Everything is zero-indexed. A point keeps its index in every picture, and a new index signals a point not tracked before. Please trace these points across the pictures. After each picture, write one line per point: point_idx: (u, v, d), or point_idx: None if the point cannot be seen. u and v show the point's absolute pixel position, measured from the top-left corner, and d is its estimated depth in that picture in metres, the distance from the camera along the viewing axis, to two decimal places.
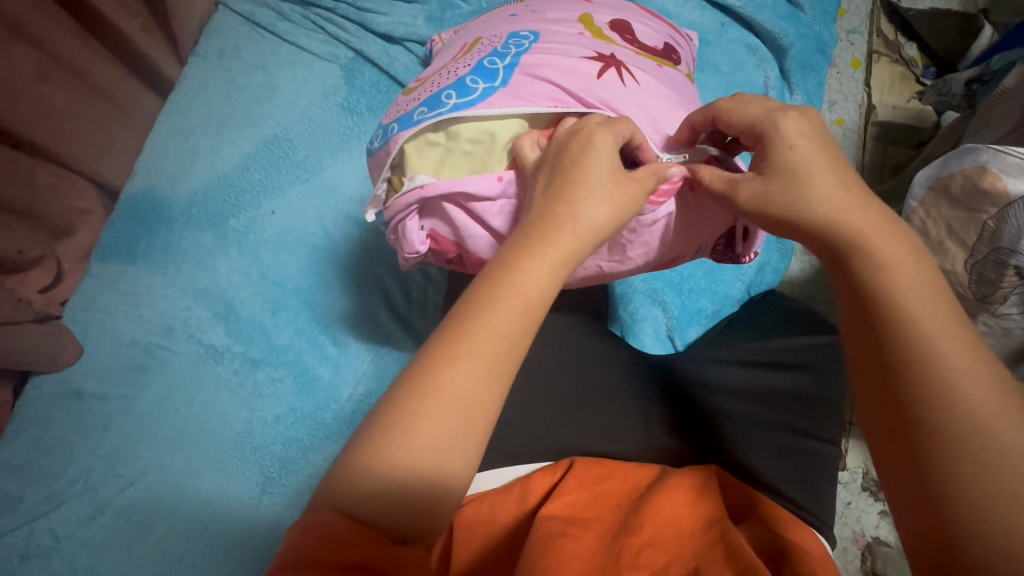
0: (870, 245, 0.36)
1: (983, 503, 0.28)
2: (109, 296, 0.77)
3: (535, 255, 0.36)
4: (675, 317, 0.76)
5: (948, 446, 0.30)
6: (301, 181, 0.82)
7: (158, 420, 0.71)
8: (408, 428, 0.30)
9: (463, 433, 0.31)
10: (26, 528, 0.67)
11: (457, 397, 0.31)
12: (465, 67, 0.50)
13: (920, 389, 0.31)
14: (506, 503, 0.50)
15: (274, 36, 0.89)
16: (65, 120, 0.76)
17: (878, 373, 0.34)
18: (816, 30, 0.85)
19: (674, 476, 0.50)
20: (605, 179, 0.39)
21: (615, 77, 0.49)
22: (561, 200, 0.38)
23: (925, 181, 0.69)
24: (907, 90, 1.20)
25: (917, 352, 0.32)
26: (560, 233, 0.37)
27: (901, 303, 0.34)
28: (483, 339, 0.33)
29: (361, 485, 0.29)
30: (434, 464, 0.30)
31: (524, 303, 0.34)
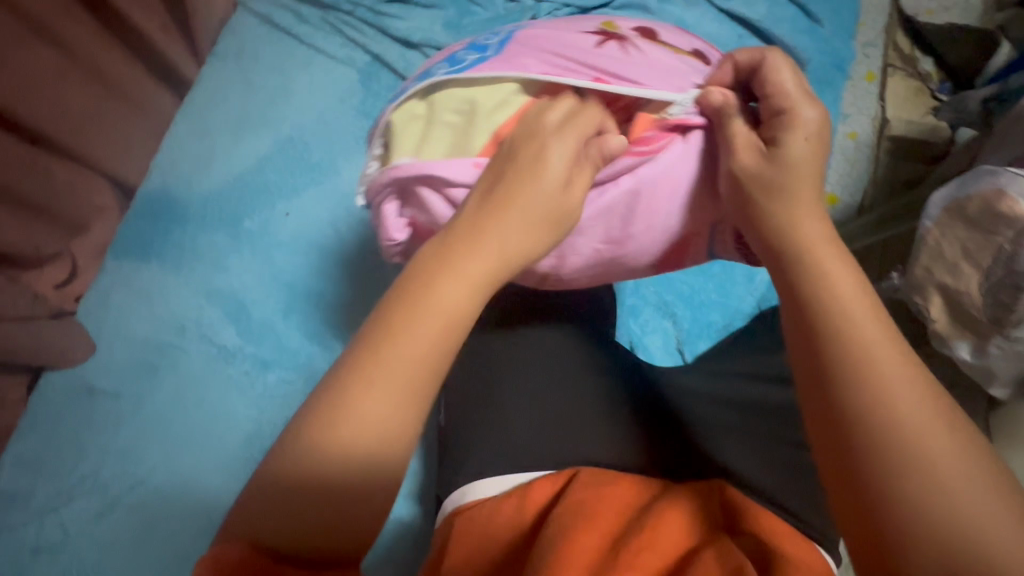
0: (818, 255, 0.40)
1: (911, 494, 0.31)
2: (123, 293, 0.78)
3: (447, 280, 0.37)
4: (685, 330, 0.76)
5: (879, 456, 0.33)
6: (316, 183, 0.82)
7: (169, 419, 0.72)
8: (317, 449, 0.33)
9: (362, 461, 0.33)
10: (36, 522, 0.68)
11: (362, 418, 0.33)
12: (462, 46, 0.52)
13: (857, 400, 0.34)
14: (505, 509, 0.50)
15: (292, 37, 0.90)
16: (83, 118, 0.77)
17: (818, 379, 0.36)
18: (835, 46, 0.85)
19: (674, 490, 0.49)
20: (533, 187, 0.40)
21: (618, 47, 0.48)
22: (491, 203, 0.40)
23: (941, 202, 0.69)
24: (921, 105, 1.20)
25: (859, 361, 0.35)
26: (502, 233, 0.39)
27: (842, 308, 0.37)
28: (395, 361, 0.35)
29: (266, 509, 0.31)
30: (329, 490, 0.32)
31: (441, 327, 0.36)
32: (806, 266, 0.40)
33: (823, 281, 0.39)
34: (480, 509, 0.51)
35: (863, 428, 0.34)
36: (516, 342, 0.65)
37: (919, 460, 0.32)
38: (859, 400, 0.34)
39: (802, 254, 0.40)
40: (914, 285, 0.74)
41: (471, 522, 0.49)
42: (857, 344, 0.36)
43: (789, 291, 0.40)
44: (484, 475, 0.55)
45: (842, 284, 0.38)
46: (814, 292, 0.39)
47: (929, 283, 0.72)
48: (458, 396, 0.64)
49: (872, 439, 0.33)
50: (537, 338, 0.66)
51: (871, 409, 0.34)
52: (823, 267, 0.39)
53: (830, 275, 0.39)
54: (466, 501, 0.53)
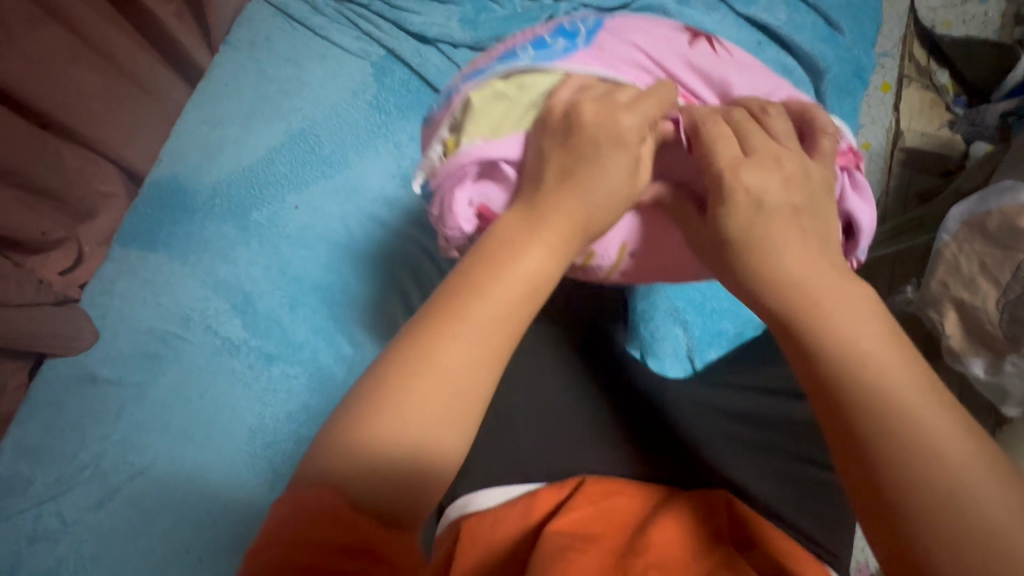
0: (822, 299, 0.34)
1: (928, 501, 0.29)
2: (128, 282, 0.77)
3: (529, 243, 0.36)
4: (696, 337, 0.75)
5: (924, 525, 0.29)
6: (327, 176, 0.81)
7: (171, 410, 0.71)
8: (398, 403, 0.31)
9: (447, 418, 0.32)
10: (34, 510, 0.67)
11: (441, 373, 0.32)
12: (544, 29, 0.49)
13: (892, 463, 0.30)
14: (511, 516, 0.49)
15: (307, 29, 0.89)
16: (94, 103, 0.76)
17: (845, 437, 0.32)
18: (855, 55, 0.84)
19: (676, 501, 0.49)
20: (619, 151, 0.37)
21: (707, 51, 0.48)
22: (575, 159, 0.38)
23: (960, 217, 0.68)
24: (937, 116, 1.19)
25: (886, 420, 0.31)
26: (574, 202, 0.37)
27: (856, 360, 0.32)
28: (477, 321, 0.33)
29: (346, 461, 0.30)
30: (415, 447, 0.31)
31: (524, 290, 0.35)
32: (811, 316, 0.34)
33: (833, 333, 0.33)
34: (486, 517, 0.50)
35: (875, 435, 0.31)
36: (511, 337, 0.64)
37: (935, 465, 0.29)
38: (877, 434, 0.31)
39: (785, 263, 0.36)
40: (928, 299, 0.73)
41: (478, 527, 0.48)
42: (855, 340, 0.33)
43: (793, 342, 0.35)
44: (489, 484, 0.55)
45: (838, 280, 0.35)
46: (817, 344, 0.34)
47: (945, 297, 0.70)
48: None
49: (883, 450, 0.30)
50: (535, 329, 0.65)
51: (894, 412, 0.31)
52: (830, 315, 0.34)
53: (837, 324, 0.33)
54: (468, 512, 0.52)
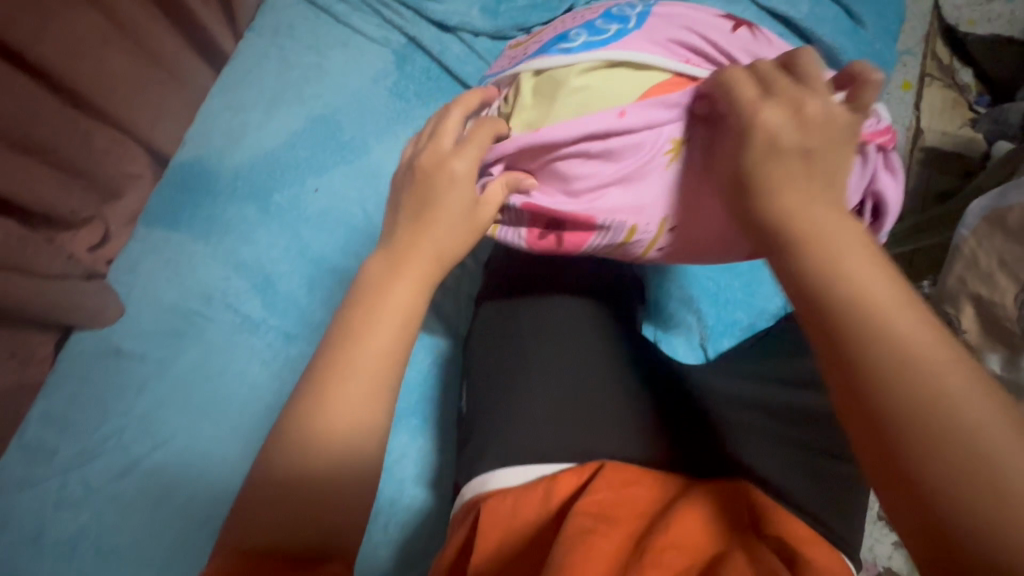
0: (817, 234, 0.34)
1: (946, 457, 0.27)
2: (152, 260, 0.79)
3: (397, 282, 0.44)
4: (709, 326, 0.76)
5: (928, 445, 0.27)
6: (346, 162, 0.82)
7: (192, 385, 0.73)
8: (312, 434, 0.37)
9: (359, 430, 0.38)
10: (59, 478, 0.69)
11: (345, 399, 0.38)
12: (592, 15, 0.52)
13: (893, 381, 0.29)
14: (532, 497, 0.51)
15: (330, 17, 0.90)
16: (124, 85, 0.78)
17: (843, 364, 0.31)
18: (877, 49, 0.84)
19: (699, 488, 0.49)
20: (462, 205, 0.46)
21: (749, 34, 0.50)
22: (423, 219, 0.46)
23: (979, 212, 0.68)
24: (959, 116, 1.18)
25: (886, 338, 0.30)
26: (429, 245, 0.45)
27: (854, 289, 0.32)
28: (366, 350, 0.40)
29: (270, 499, 0.35)
30: (336, 467, 0.37)
31: (400, 319, 0.42)
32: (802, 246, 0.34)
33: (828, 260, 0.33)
34: (505, 498, 0.51)
35: (888, 394, 0.29)
36: (524, 310, 0.67)
37: (940, 398, 0.28)
38: (878, 358, 0.30)
39: (788, 233, 0.35)
40: (946, 295, 0.73)
41: (498, 508, 0.50)
42: (865, 296, 0.31)
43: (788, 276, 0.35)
44: (506, 464, 0.55)
45: (845, 241, 0.34)
46: (809, 273, 0.33)
47: (962, 294, 0.70)
48: (482, 372, 0.65)
49: (904, 414, 0.28)
50: (552, 300, 0.67)
51: (904, 366, 0.29)
52: (825, 245, 0.34)
53: (837, 254, 0.33)
54: (487, 490, 0.53)
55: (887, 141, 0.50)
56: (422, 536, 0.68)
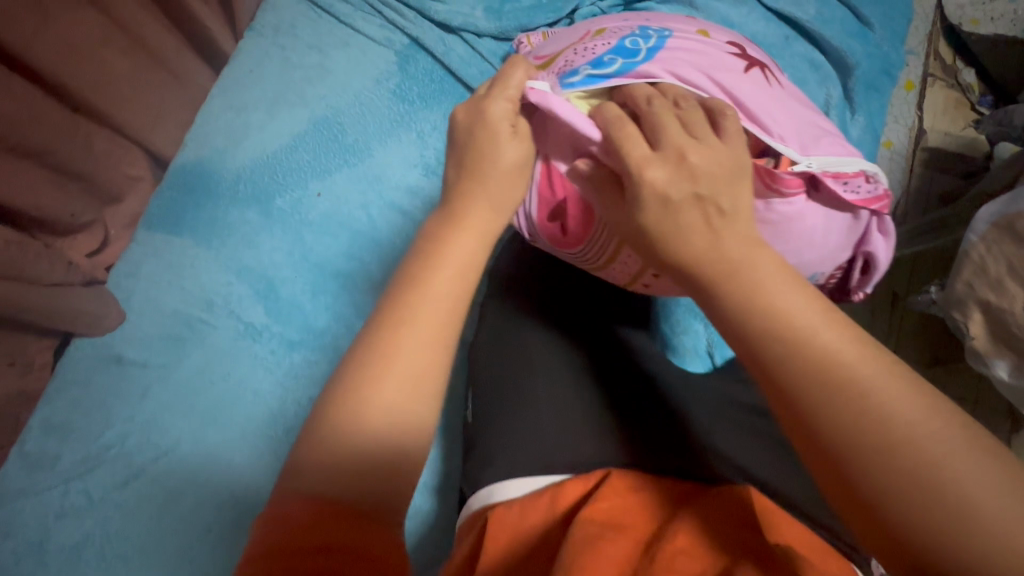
0: (746, 267, 0.36)
1: (876, 461, 0.31)
2: (153, 265, 0.78)
3: (454, 233, 0.42)
4: (716, 333, 0.75)
5: (870, 457, 0.31)
6: (349, 165, 0.81)
7: (195, 392, 0.72)
8: (364, 398, 0.36)
9: (410, 396, 0.37)
10: (61, 487, 0.68)
11: (403, 363, 0.37)
12: (604, 44, 0.51)
13: (832, 407, 0.32)
14: (538, 504, 0.50)
15: (331, 16, 0.89)
16: (123, 86, 0.77)
17: (784, 397, 0.34)
18: (884, 51, 0.83)
19: (711, 493, 0.48)
20: (515, 153, 0.43)
21: (758, 75, 0.51)
22: (471, 173, 0.43)
23: (988, 218, 0.68)
24: (961, 117, 1.18)
25: (822, 366, 0.33)
26: (482, 202, 0.43)
27: (784, 321, 0.35)
28: (425, 307, 0.38)
29: (321, 466, 0.34)
30: (389, 435, 0.36)
31: (462, 275, 0.41)
32: (729, 282, 0.37)
33: (758, 295, 0.36)
34: (512, 506, 0.50)
35: (821, 417, 0.32)
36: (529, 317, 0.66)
37: (875, 413, 0.31)
38: (813, 387, 0.33)
39: (707, 267, 0.37)
40: (954, 300, 0.72)
41: (505, 515, 0.49)
42: (791, 329, 0.34)
43: (720, 312, 0.37)
44: (512, 474, 0.54)
45: (766, 272, 0.36)
46: (745, 312, 0.36)
47: (970, 299, 0.70)
48: (485, 373, 0.64)
49: (843, 434, 0.32)
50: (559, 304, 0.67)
51: (833, 389, 0.32)
52: (756, 278, 0.36)
53: (762, 288, 0.36)
54: (493, 500, 0.53)
55: (884, 207, 0.51)
56: (428, 546, 0.68)
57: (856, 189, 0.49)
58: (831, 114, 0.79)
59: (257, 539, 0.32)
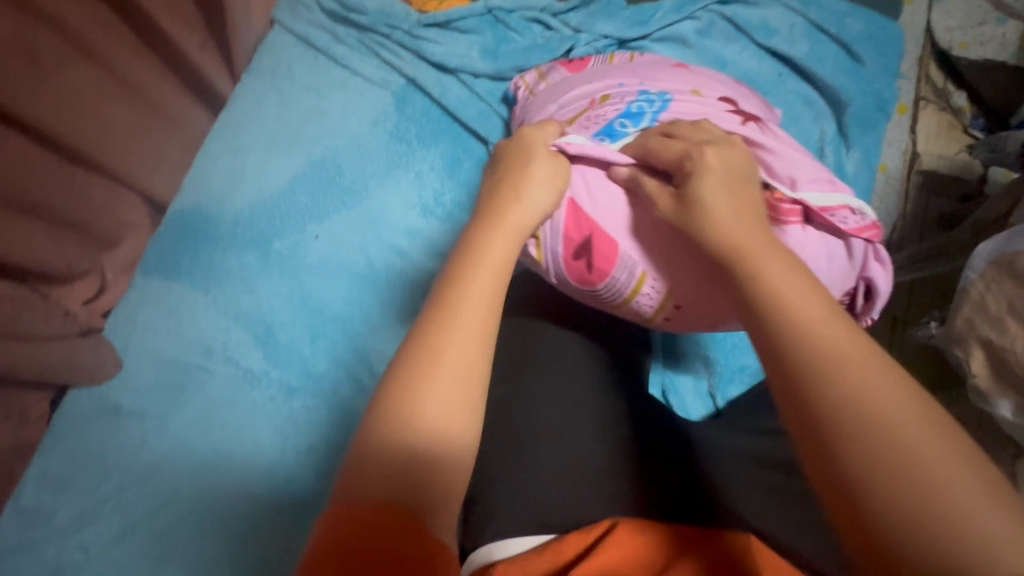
0: (771, 281, 0.39)
1: (881, 474, 0.31)
2: (151, 312, 0.77)
3: (492, 235, 0.44)
4: (717, 373, 0.75)
5: (868, 470, 0.32)
6: (348, 207, 0.82)
7: (193, 442, 0.71)
8: (412, 396, 0.36)
9: (455, 398, 0.37)
10: (57, 543, 0.67)
11: (456, 360, 0.38)
12: (614, 109, 0.58)
13: (841, 414, 0.33)
14: (537, 565, 0.45)
15: (328, 58, 0.89)
16: (121, 134, 0.77)
17: (798, 403, 0.35)
18: (877, 86, 0.84)
19: (722, 544, 0.43)
20: (545, 165, 0.48)
21: (755, 128, 0.57)
22: (509, 184, 0.47)
23: (987, 256, 0.68)
24: (954, 141, 1.19)
25: (834, 377, 0.34)
26: (515, 209, 0.45)
27: (809, 331, 0.36)
28: (469, 305, 0.39)
29: (378, 466, 0.34)
30: (438, 440, 0.36)
31: (496, 273, 0.42)
32: (762, 291, 0.39)
33: (783, 308, 0.38)
34: (512, 565, 0.46)
35: (833, 427, 0.33)
36: (534, 351, 0.63)
37: (880, 429, 0.32)
38: (828, 395, 0.34)
39: (750, 283, 0.40)
40: (954, 336, 0.72)
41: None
42: (819, 341, 0.36)
43: (752, 320, 0.39)
44: (511, 531, 0.49)
45: (792, 286, 0.38)
46: (775, 321, 0.37)
47: (971, 336, 0.70)
48: (485, 414, 0.60)
49: (851, 442, 0.32)
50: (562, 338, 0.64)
51: (843, 404, 0.33)
52: (786, 293, 0.38)
53: (792, 301, 0.38)
54: (492, 557, 0.48)
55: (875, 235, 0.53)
56: None
57: (844, 220, 0.52)
58: (825, 150, 0.80)
59: (316, 544, 0.31)
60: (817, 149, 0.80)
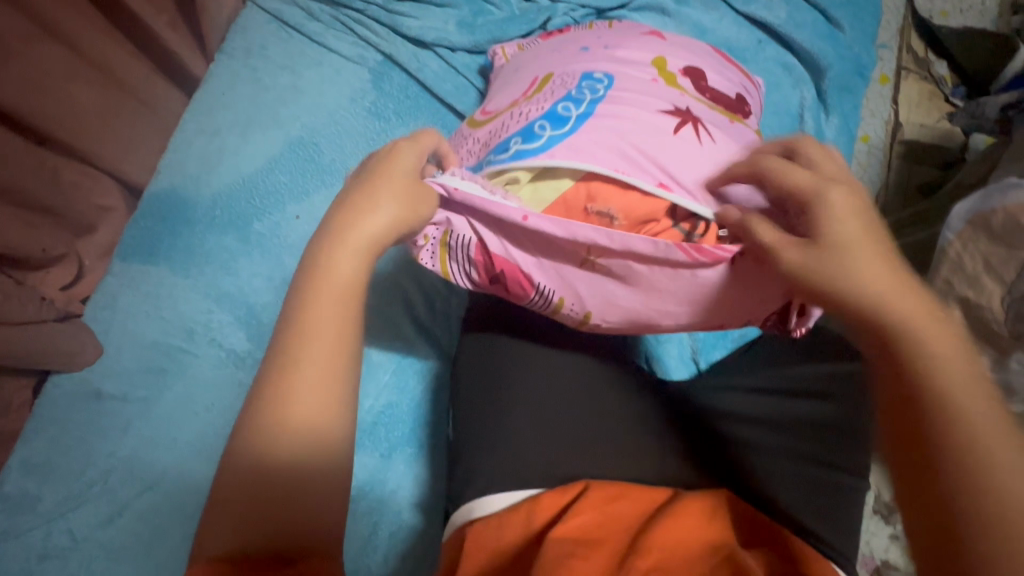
0: (909, 325, 0.37)
1: (1001, 540, 0.30)
2: (130, 296, 0.76)
3: (333, 254, 0.43)
4: (700, 339, 0.76)
5: (994, 534, 0.30)
6: (327, 185, 0.81)
7: (178, 424, 0.71)
8: (268, 431, 0.36)
9: (311, 422, 0.37)
10: (43, 528, 0.67)
11: (304, 392, 0.38)
12: (538, 110, 0.56)
13: (960, 469, 0.32)
14: (515, 520, 0.51)
15: (303, 35, 0.88)
16: (90, 116, 0.75)
17: (916, 451, 0.34)
18: (855, 51, 0.84)
19: (677, 500, 0.52)
20: (400, 177, 0.48)
21: (689, 134, 0.54)
22: (356, 199, 0.46)
23: (964, 215, 0.69)
24: (936, 108, 1.19)
25: (964, 433, 0.33)
26: (365, 224, 0.44)
27: (943, 386, 0.34)
28: (319, 333, 0.39)
29: (233, 500, 0.35)
30: (298, 467, 0.36)
31: (343, 293, 0.41)
32: (902, 335, 0.37)
33: (922, 355, 0.36)
34: (491, 521, 0.51)
35: (953, 482, 0.32)
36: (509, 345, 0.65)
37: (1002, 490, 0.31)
38: (951, 448, 0.33)
39: (885, 318, 0.38)
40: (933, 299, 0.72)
41: (483, 533, 0.50)
42: (947, 393, 0.34)
43: (881, 358, 0.38)
44: (492, 488, 0.55)
45: (937, 333, 0.37)
46: (906, 363, 0.36)
47: (950, 297, 0.70)
48: (467, 386, 0.64)
49: (973, 500, 0.31)
50: (519, 343, 0.66)
51: (973, 462, 0.32)
52: (923, 338, 0.37)
53: (931, 348, 0.36)
54: (470, 514, 0.54)
55: None
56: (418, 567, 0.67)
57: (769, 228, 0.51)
58: (805, 117, 0.80)
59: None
60: (797, 115, 0.80)
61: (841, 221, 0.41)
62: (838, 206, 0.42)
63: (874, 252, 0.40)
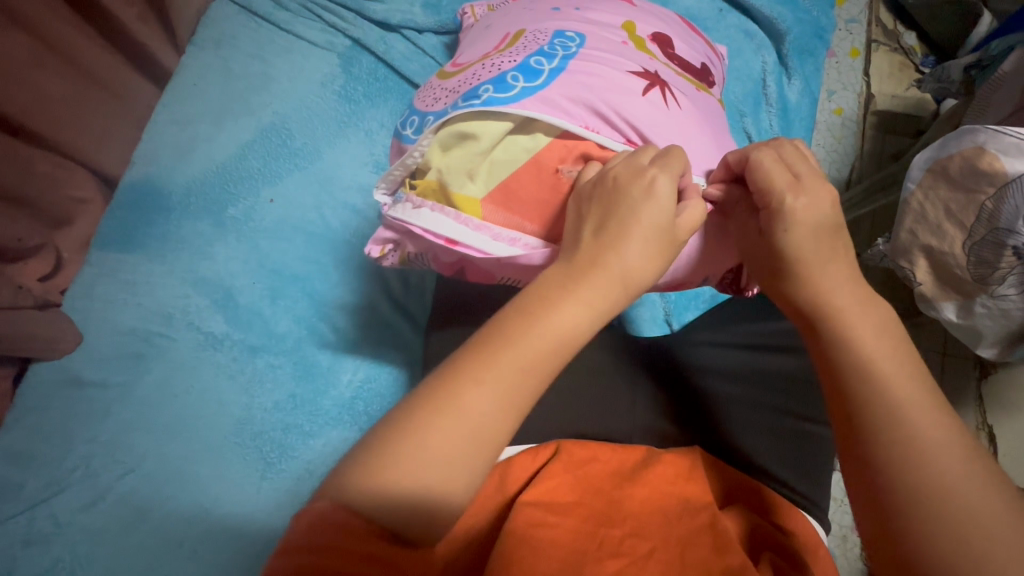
0: (842, 313, 0.42)
1: (908, 498, 0.36)
2: (107, 284, 0.77)
3: (564, 298, 0.41)
4: (673, 301, 0.76)
5: (904, 492, 0.36)
6: (300, 169, 0.82)
7: (158, 408, 0.72)
8: (431, 444, 0.36)
9: (469, 453, 0.36)
10: (26, 514, 0.67)
11: (472, 417, 0.37)
12: (509, 62, 0.54)
13: (885, 444, 0.38)
14: (486, 488, 0.52)
15: (271, 24, 0.89)
16: (61, 106, 0.76)
17: (853, 434, 0.40)
18: (814, 16, 0.85)
19: (655, 466, 0.52)
20: (653, 225, 0.43)
21: (659, 96, 0.54)
22: (608, 239, 0.43)
23: (924, 164, 0.69)
24: (906, 79, 1.20)
25: (895, 410, 0.38)
26: (598, 283, 0.42)
27: (872, 371, 0.40)
28: (507, 369, 0.38)
29: (378, 493, 0.34)
30: (446, 484, 0.36)
31: (550, 345, 0.40)
32: (834, 322, 0.42)
33: (849, 344, 0.41)
34: None
35: (882, 441, 0.38)
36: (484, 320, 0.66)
37: (920, 456, 0.36)
38: (886, 429, 0.38)
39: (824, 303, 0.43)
40: (899, 249, 0.74)
41: None
42: (875, 374, 0.40)
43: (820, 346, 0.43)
44: None
45: (861, 317, 0.42)
46: (839, 352, 0.42)
47: (915, 246, 0.71)
48: (437, 358, 0.65)
49: (890, 471, 0.37)
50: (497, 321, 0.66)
51: (898, 431, 0.37)
52: (854, 329, 0.42)
53: (855, 337, 0.41)
54: None
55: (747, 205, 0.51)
56: None
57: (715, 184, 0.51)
58: (768, 81, 0.81)
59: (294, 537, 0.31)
60: (760, 80, 0.81)
61: (803, 234, 0.44)
62: (797, 217, 0.44)
63: (820, 246, 0.44)
